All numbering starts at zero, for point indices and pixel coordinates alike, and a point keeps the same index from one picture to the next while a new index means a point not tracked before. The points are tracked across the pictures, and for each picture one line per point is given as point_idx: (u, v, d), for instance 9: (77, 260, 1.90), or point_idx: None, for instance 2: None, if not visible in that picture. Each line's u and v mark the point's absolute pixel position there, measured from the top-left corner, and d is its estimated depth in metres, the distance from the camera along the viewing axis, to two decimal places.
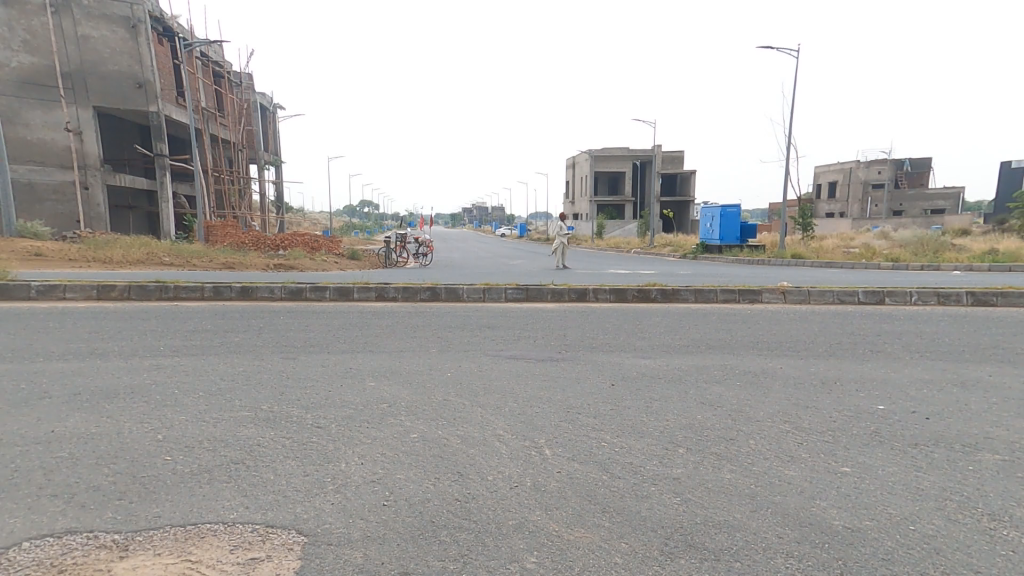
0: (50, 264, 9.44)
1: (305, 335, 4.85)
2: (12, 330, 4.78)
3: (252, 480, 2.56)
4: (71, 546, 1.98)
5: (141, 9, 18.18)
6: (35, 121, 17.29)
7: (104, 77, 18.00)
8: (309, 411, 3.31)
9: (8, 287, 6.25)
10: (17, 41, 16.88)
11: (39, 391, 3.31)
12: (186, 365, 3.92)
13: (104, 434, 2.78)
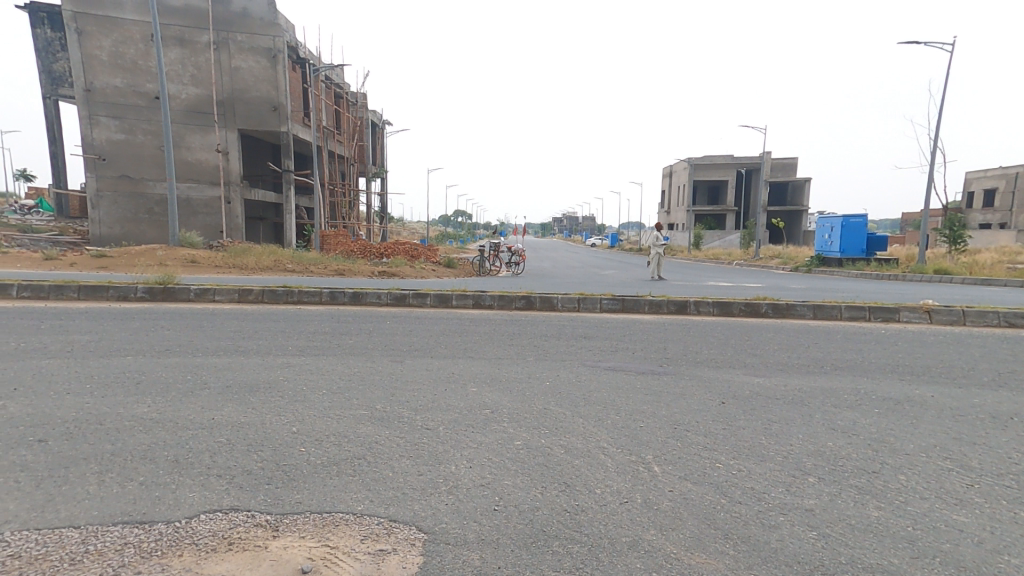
0: (200, 268, 10.87)
1: (410, 340, 5.16)
2: (175, 327, 5.56)
3: (375, 476, 2.76)
4: (235, 522, 2.25)
5: (281, 40, 20.29)
6: (194, 144, 19.97)
7: (247, 102, 20.28)
8: (417, 412, 3.50)
9: (174, 290, 7.27)
10: (187, 76, 19.61)
11: (201, 381, 3.81)
12: (309, 364, 4.31)
13: (252, 424, 3.13)
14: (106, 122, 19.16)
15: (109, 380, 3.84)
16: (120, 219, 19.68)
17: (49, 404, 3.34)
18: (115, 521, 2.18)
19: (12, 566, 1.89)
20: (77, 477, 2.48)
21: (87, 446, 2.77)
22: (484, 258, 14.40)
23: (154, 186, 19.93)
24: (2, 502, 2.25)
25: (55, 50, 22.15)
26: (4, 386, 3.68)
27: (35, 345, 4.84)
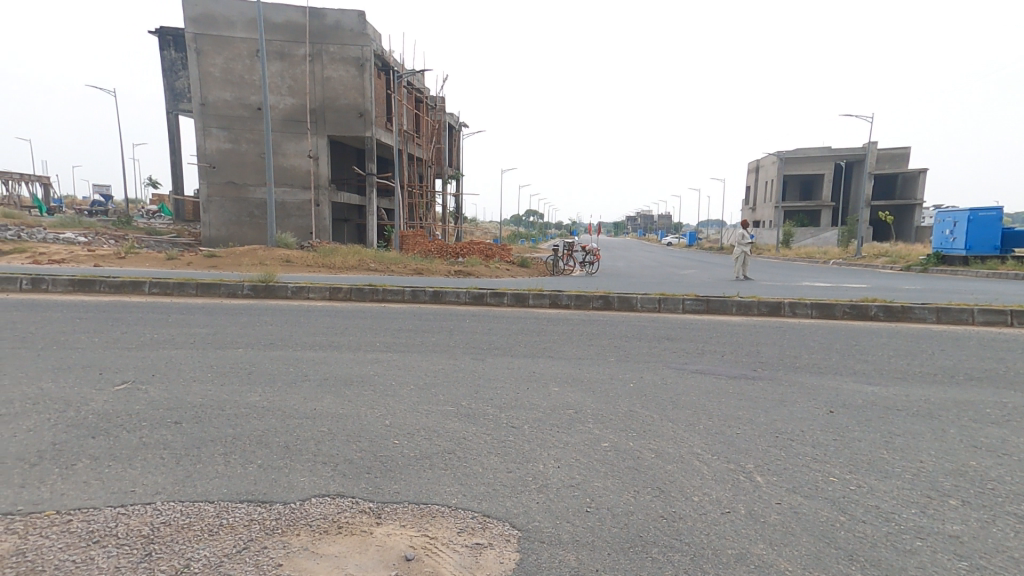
0: (294, 267, 11.69)
1: (491, 334, 5.49)
2: (278, 325, 6.26)
3: (466, 471, 2.86)
4: (342, 507, 2.51)
5: (369, 50, 21.34)
6: (289, 151, 21.48)
7: (336, 109, 21.53)
8: (502, 410, 3.70)
9: (274, 287, 7.85)
10: (285, 88, 21.15)
11: (302, 374, 4.71)
12: (395, 359, 4.95)
13: (349, 415, 3.67)
14: (216, 133, 21.06)
15: (225, 369, 4.99)
16: (225, 222, 21.58)
17: (177, 390, 4.48)
18: (240, 499, 2.63)
19: (167, 532, 2.37)
20: (206, 457, 3.13)
21: (213, 429, 3.55)
22: (558, 258, 14.41)
23: (254, 191, 21.66)
24: (154, 475, 2.91)
25: (177, 69, 24.74)
26: (145, 372, 5.01)
27: (162, 335, 6.05)
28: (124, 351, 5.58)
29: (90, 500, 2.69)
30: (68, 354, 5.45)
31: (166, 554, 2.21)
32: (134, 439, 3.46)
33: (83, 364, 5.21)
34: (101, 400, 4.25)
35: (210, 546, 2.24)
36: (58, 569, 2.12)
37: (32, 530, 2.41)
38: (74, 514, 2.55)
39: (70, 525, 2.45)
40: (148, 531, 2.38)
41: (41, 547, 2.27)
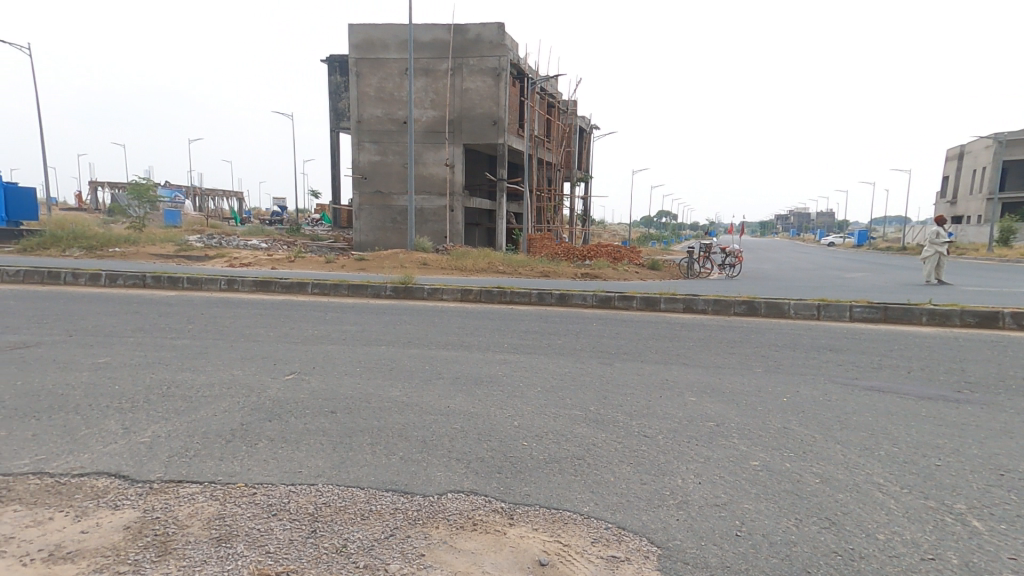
0: (430, 269, 12.56)
1: (621, 336, 5.43)
2: (415, 324, 6.76)
3: (596, 479, 2.88)
4: (477, 504, 2.74)
5: (506, 60, 22.49)
6: (429, 160, 23.41)
7: (472, 119, 22.98)
8: (633, 418, 3.59)
9: (413, 289, 8.50)
10: (428, 101, 23.14)
11: (436, 371, 5.14)
12: (522, 361, 5.06)
13: (480, 414, 4.04)
14: (369, 147, 23.75)
15: (373, 364, 5.58)
16: (373, 227, 24.18)
17: (333, 381, 5.15)
18: (387, 488, 2.99)
19: (328, 512, 2.79)
20: (357, 446, 3.64)
21: (363, 420, 4.12)
22: (694, 259, 13.73)
23: (397, 199, 23.94)
24: (315, 459, 3.44)
25: (342, 92, 28.50)
26: (307, 363, 5.75)
27: (321, 331, 6.86)
28: (292, 344, 6.45)
29: (269, 476, 3.27)
30: (250, 345, 6.49)
31: (328, 532, 2.60)
32: (300, 425, 4.09)
33: (261, 354, 6.14)
34: (275, 388, 5.00)
35: (362, 530, 2.59)
36: (249, 534, 2.62)
37: (229, 498, 3.03)
38: (257, 488, 3.11)
39: (255, 497, 3.01)
40: (313, 509, 2.83)
41: (235, 515, 2.82)
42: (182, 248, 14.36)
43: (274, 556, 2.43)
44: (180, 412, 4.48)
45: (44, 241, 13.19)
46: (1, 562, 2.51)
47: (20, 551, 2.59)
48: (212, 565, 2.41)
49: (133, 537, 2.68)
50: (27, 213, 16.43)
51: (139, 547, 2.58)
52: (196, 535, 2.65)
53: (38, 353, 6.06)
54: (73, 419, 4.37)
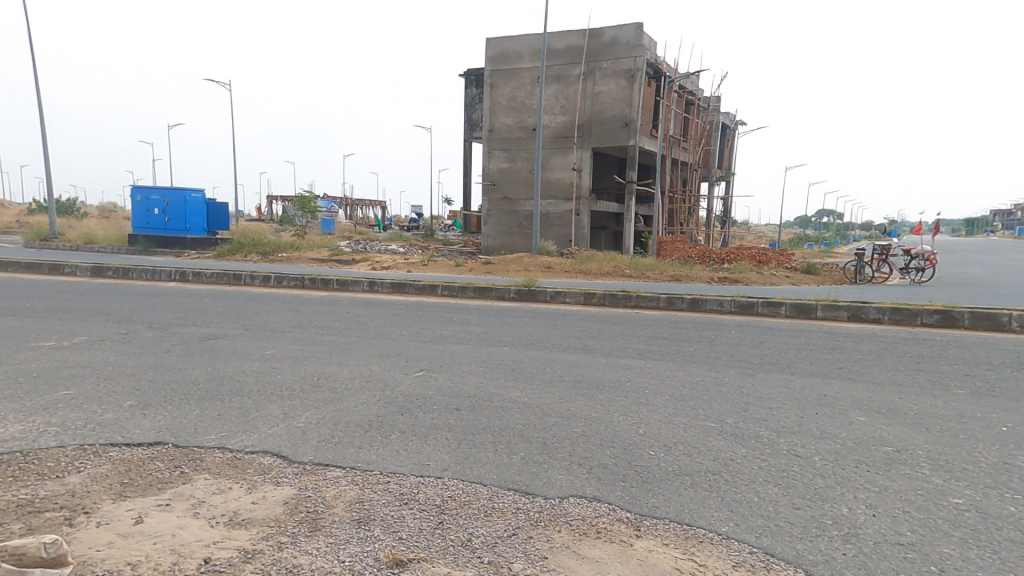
0: (553, 272, 12.85)
1: (757, 350, 5.19)
2: (536, 326, 6.93)
3: (735, 497, 2.80)
4: (599, 511, 2.87)
5: (642, 59, 22.14)
6: (556, 166, 23.96)
7: (602, 123, 23.01)
8: (780, 435, 3.40)
9: (535, 292, 8.83)
10: (559, 107, 23.70)
11: (556, 375, 5.30)
12: (646, 367, 5.02)
13: (602, 420, 4.16)
14: (499, 155, 24.93)
15: (495, 365, 5.87)
16: (499, 232, 25.27)
17: (458, 379, 5.53)
18: (509, 487, 3.25)
19: (454, 505, 3.10)
20: (479, 444, 3.98)
21: (485, 418, 4.47)
22: (865, 263, 12.72)
23: (523, 204, 24.77)
24: (442, 454, 3.82)
25: (476, 104, 30.46)
26: (436, 362, 6.16)
27: (449, 331, 7.29)
28: (425, 343, 6.91)
29: (400, 467, 3.68)
30: (386, 342, 7.13)
31: (453, 525, 2.87)
32: (429, 420, 4.53)
33: (396, 351, 6.71)
34: (407, 384, 5.47)
35: (485, 525, 2.84)
36: (385, 519, 2.97)
37: (367, 484, 3.45)
38: (390, 477, 3.52)
39: (389, 485, 3.41)
40: (440, 501, 3.15)
41: (371, 500, 3.21)
42: (334, 253, 16.32)
43: (406, 542, 2.73)
44: (329, 401, 5.11)
45: (233, 247, 15.93)
46: (196, 520, 3.08)
47: (209, 514, 3.14)
48: (354, 543, 2.76)
49: (292, 511, 3.14)
50: (222, 224, 19.70)
51: (296, 521, 3.02)
52: (342, 514, 3.06)
53: (224, 345, 7.32)
54: (243, 404, 5.14)
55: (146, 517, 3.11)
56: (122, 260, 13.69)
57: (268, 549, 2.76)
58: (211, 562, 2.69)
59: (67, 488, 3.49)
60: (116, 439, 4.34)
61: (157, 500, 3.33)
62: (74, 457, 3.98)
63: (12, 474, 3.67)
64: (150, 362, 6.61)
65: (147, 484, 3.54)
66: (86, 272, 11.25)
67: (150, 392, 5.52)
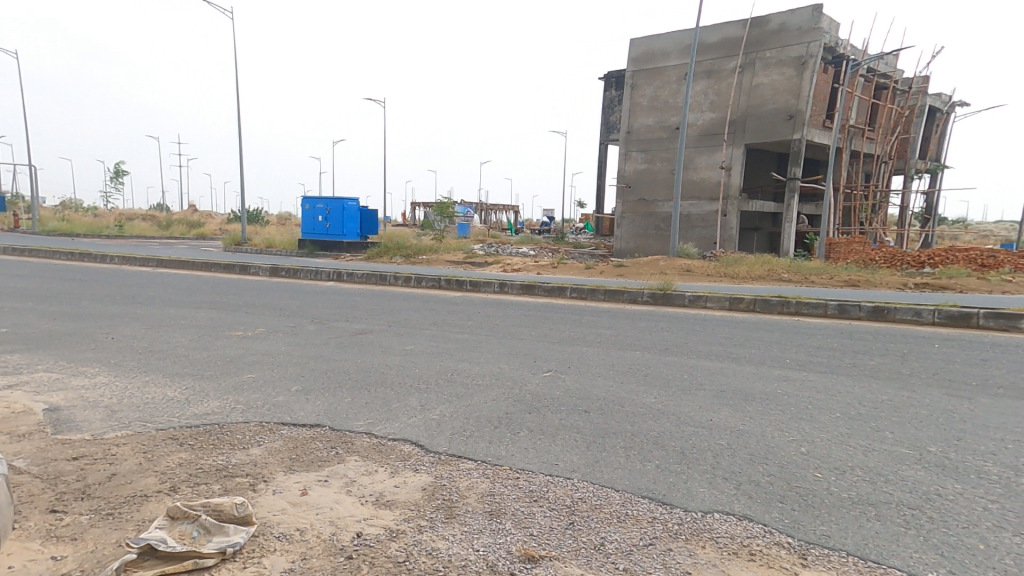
0: (694, 275, 13.11)
1: (978, 374, 4.85)
2: (671, 331, 6.80)
3: (945, 540, 2.59)
4: (754, 532, 2.81)
5: (816, 45, 20.79)
6: (700, 164, 23.99)
7: (760, 116, 22.33)
8: (1015, 472, 3.16)
9: (673, 297, 8.89)
10: (707, 104, 23.83)
11: (697, 381, 5.10)
12: (807, 379, 4.84)
13: (752, 433, 3.97)
14: (636, 156, 25.46)
15: (626, 369, 5.79)
16: (634, 234, 25.67)
17: (586, 382, 5.55)
18: (643, 495, 3.29)
19: (584, 507, 3.19)
20: (610, 448, 4.01)
21: (615, 423, 4.46)
22: None
23: (661, 205, 24.79)
24: (570, 455, 3.93)
25: (614, 106, 31.83)
26: (562, 364, 6.23)
27: (577, 333, 7.34)
28: (553, 344, 7.03)
29: (529, 464, 3.84)
30: (513, 341, 7.41)
31: (585, 527, 2.98)
32: (556, 419, 4.65)
33: (524, 351, 6.92)
34: (535, 382, 5.63)
35: (619, 532, 2.91)
36: (515, 515, 3.15)
37: (497, 478, 3.65)
38: (519, 473, 3.69)
39: (518, 481, 3.58)
40: (571, 502, 3.26)
41: (502, 495, 3.40)
42: (467, 256, 17.40)
43: (537, 539, 2.88)
44: (461, 396, 5.44)
45: (380, 250, 17.75)
46: (349, 497, 3.48)
47: (360, 493, 3.54)
48: (487, 534, 2.96)
49: (429, 497, 3.43)
50: (372, 229, 21.79)
51: (433, 507, 3.30)
52: (476, 505, 3.29)
53: (371, 340, 8.15)
54: (386, 395, 5.66)
55: (309, 490, 3.58)
56: (294, 262, 16.07)
57: (410, 531, 3.04)
58: (363, 536, 3.03)
59: (251, 458, 4.15)
60: (284, 419, 5.05)
61: (318, 475, 3.82)
62: (256, 432, 4.72)
63: (211, 443, 4.46)
64: (312, 353, 7.59)
65: (310, 461, 4.06)
66: (265, 272, 13.31)
67: (312, 379, 6.36)
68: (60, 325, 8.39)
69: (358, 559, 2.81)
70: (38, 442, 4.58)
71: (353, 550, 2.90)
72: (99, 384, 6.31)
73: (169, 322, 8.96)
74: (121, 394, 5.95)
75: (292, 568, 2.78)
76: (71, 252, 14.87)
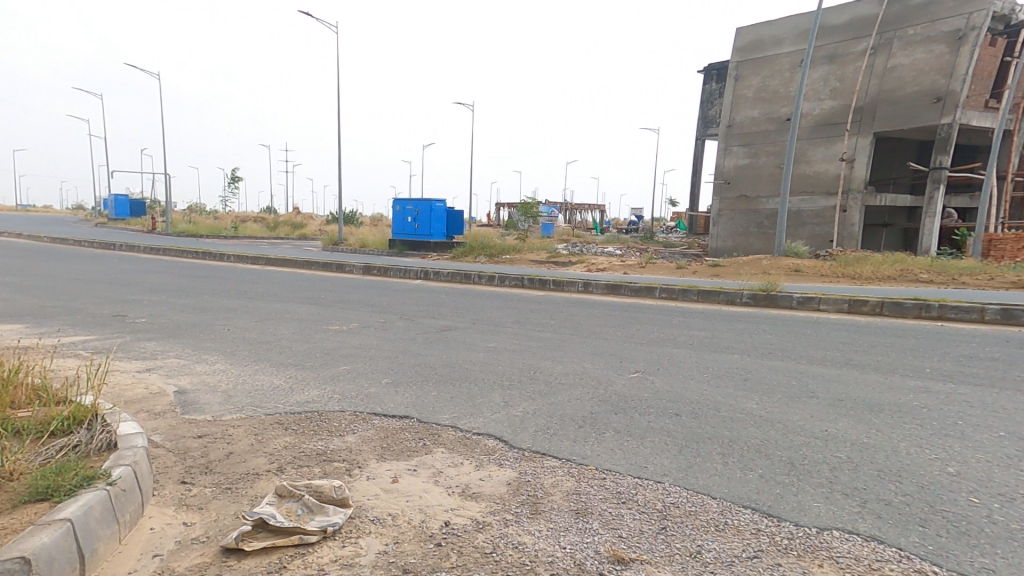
0: (807, 276, 12.82)
1: None
2: (778, 335, 6.57)
3: None
4: (884, 555, 2.62)
5: (979, 14, 19.54)
6: (816, 157, 23.72)
7: (898, 102, 21.51)
8: None
9: (778, 297, 8.77)
10: (827, 92, 23.60)
11: (807, 389, 4.81)
12: (949, 393, 4.48)
13: (881, 448, 3.66)
14: (738, 151, 25.24)
15: (722, 373, 5.54)
16: (733, 233, 25.33)
17: (677, 384, 5.38)
18: (742, 504, 3.17)
19: (678, 513, 3.12)
20: (705, 453, 3.87)
21: (710, 428, 4.30)
22: None
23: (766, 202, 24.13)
24: (660, 458, 3.84)
25: (714, 100, 31.64)
26: (652, 364, 6.10)
27: (666, 334, 7.15)
28: (641, 345, 6.90)
29: (616, 465, 3.79)
30: (598, 340, 7.37)
31: (678, 533, 2.92)
32: (645, 421, 4.54)
33: (609, 351, 6.84)
34: (621, 383, 5.55)
35: (718, 541, 2.82)
36: (602, 515, 3.14)
37: (582, 477, 3.64)
38: (606, 474, 3.66)
39: (605, 482, 3.55)
40: (662, 506, 3.19)
41: (589, 494, 3.40)
42: (551, 255, 17.58)
43: (627, 541, 2.86)
44: (544, 394, 5.47)
45: (466, 249, 18.33)
46: (437, 487, 3.62)
47: (446, 483, 3.67)
48: (574, 532, 2.98)
49: (514, 493, 3.48)
50: (457, 230, 22.84)
51: (518, 502, 3.35)
52: (562, 503, 3.31)
53: (456, 336, 8.41)
54: (470, 390, 5.80)
55: (399, 478, 3.76)
56: (385, 260, 17.07)
57: (496, 523, 3.12)
58: (451, 526, 3.14)
59: (347, 445, 4.40)
60: (376, 410, 5.32)
61: (407, 465, 3.99)
62: (350, 421, 5.02)
63: (313, 429, 4.79)
64: (401, 347, 7.96)
65: (400, 450, 4.25)
66: (359, 270, 14.15)
67: (401, 372, 6.68)
68: (186, 316, 9.44)
69: (446, 547, 2.91)
70: (169, 420, 5.17)
71: (441, 538, 3.01)
72: (217, 370, 7.04)
73: (275, 315, 9.82)
74: (235, 380, 6.58)
75: (386, 550, 2.92)
76: (198, 252, 16.64)
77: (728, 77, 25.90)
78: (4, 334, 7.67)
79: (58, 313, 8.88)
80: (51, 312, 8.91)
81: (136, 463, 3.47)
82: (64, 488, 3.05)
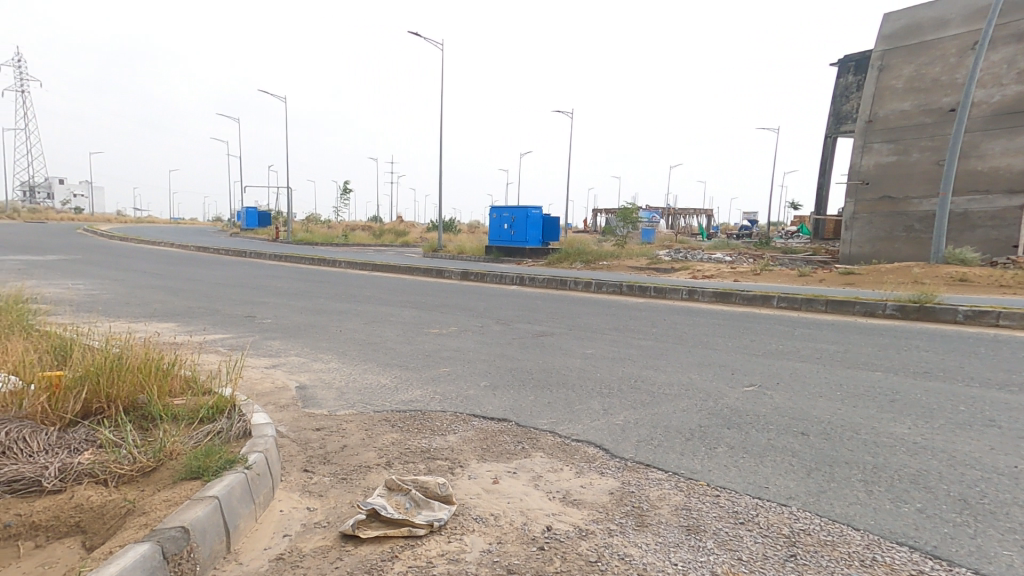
0: (974, 287, 11.56)
1: None
2: (938, 353, 6.00)
3: None
4: None
5: None
6: (992, 151, 20.98)
7: None
8: None
9: (937, 311, 7.94)
10: (1010, 77, 20.98)
11: (980, 418, 4.30)
12: None
13: None
14: (882, 147, 23.08)
15: (860, 391, 5.08)
16: (872, 238, 23.04)
17: (801, 401, 5.00)
18: (893, 539, 2.88)
19: (809, 541, 2.90)
20: (842, 479, 3.56)
21: (847, 451, 3.95)
22: None
23: (919, 204, 21.69)
24: (785, 480, 3.58)
25: (850, 93, 29.20)
26: (770, 378, 5.71)
27: (786, 347, 6.68)
28: (756, 357, 6.50)
29: (731, 483, 3.59)
30: (707, 350, 7.04)
31: (811, 563, 2.71)
32: (763, 439, 4.27)
33: (719, 362, 6.51)
34: (733, 396, 5.25)
35: None
36: (717, 534, 3.00)
37: (692, 492, 3.49)
38: (720, 491, 3.48)
39: (719, 499, 3.38)
40: (789, 532, 2.99)
41: (700, 511, 3.25)
42: (652, 261, 17.19)
43: (748, 565, 2.71)
44: (646, 403, 5.31)
45: (562, 256, 18.37)
46: (537, 491, 3.63)
47: (546, 488, 3.66)
48: (686, 549, 2.87)
49: (617, 502, 3.41)
50: (551, 235, 23.10)
51: (622, 513, 3.28)
52: (671, 517, 3.19)
53: (552, 342, 8.42)
54: (568, 396, 5.78)
55: (500, 480, 3.81)
56: (480, 266, 17.63)
57: (600, 532, 3.08)
58: (553, 530, 3.13)
59: (449, 444, 4.53)
60: (475, 411, 5.44)
61: (507, 466, 4.03)
62: (451, 420, 5.17)
63: (416, 427, 4.99)
64: (498, 351, 8.12)
65: (500, 452, 4.31)
66: (457, 275, 14.70)
67: (498, 376, 6.80)
68: (304, 318, 10.31)
69: (550, 551, 2.91)
70: (293, 413, 5.65)
71: (544, 542, 3.01)
72: (332, 368, 7.60)
73: (382, 317, 10.45)
74: (347, 378, 7.09)
75: (490, 549, 2.97)
76: (315, 257, 18.19)
77: (872, 67, 23.97)
78: (165, 330, 8.84)
79: (201, 312, 10.07)
80: (197, 312, 10.13)
81: (267, 451, 3.76)
82: (213, 468, 3.35)
